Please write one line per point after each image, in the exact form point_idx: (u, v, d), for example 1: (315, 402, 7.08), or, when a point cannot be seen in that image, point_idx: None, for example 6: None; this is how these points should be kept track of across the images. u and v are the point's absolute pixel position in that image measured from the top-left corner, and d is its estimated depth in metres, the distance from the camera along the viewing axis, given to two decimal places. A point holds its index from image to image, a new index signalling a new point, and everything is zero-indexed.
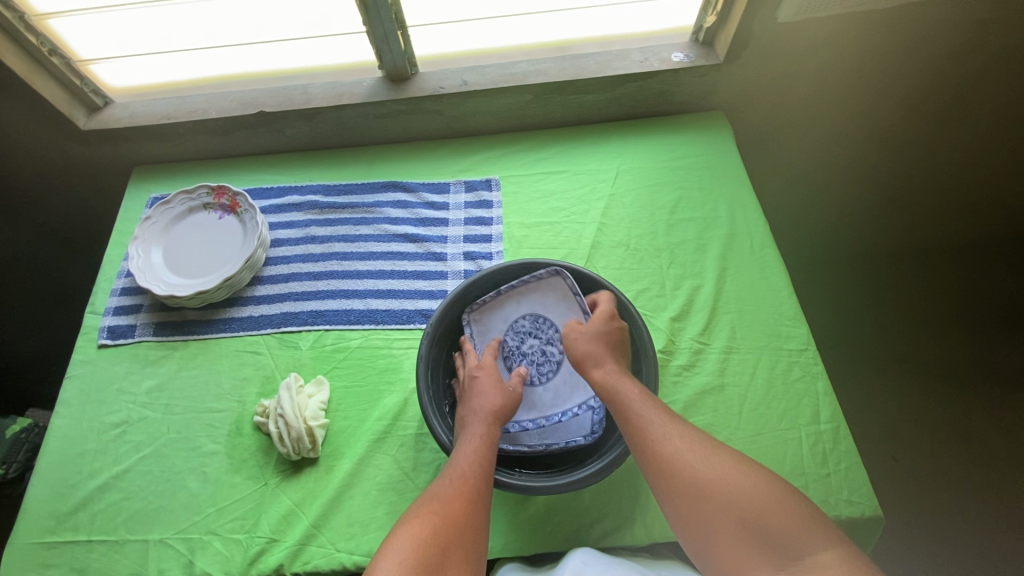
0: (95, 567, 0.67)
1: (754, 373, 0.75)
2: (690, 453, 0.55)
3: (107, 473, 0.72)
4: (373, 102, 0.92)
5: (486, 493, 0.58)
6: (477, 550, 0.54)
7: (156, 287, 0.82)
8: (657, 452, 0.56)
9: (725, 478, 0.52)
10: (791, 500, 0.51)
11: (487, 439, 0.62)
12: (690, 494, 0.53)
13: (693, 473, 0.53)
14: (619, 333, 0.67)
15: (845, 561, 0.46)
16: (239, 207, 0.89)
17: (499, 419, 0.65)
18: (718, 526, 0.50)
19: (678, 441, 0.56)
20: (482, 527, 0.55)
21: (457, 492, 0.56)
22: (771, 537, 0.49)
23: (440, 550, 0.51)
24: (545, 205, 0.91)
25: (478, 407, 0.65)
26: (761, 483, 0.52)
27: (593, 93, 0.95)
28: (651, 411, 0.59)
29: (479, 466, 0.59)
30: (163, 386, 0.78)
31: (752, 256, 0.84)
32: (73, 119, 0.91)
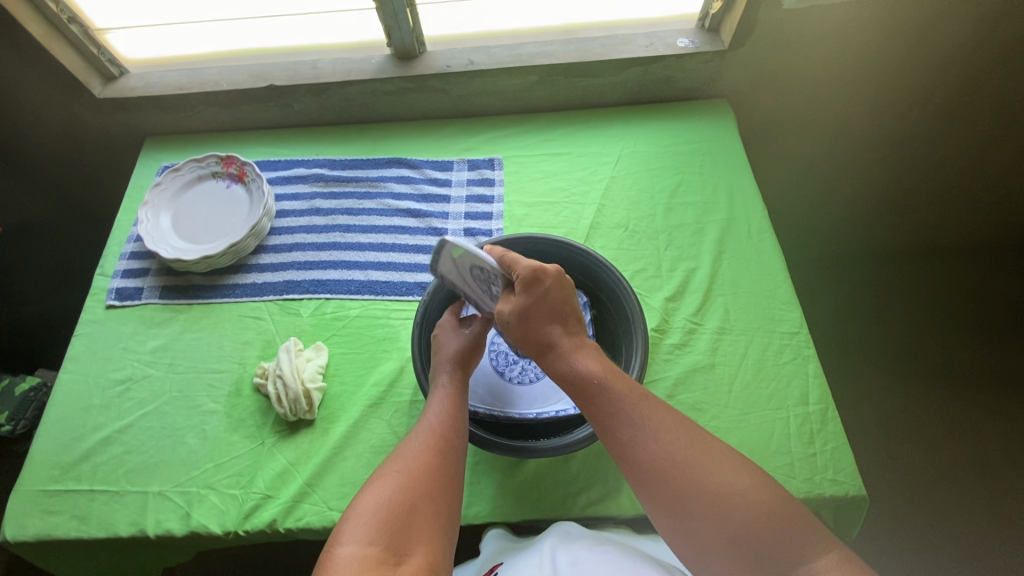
0: (95, 515, 0.69)
1: (745, 354, 0.76)
2: (674, 454, 0.52)
3: (111, 427, 0.75)
4: (381, 79, 0.94)
5: (456, 441, 0.60)
6: (450, 504, 0.55)
7: (164, 251, 0.84)
8: (640, 458, 0.53)
9: (712, 481, 0.50)
10: (782, 505, 0.49)
11: (456, 390, 0.64)
12: (676, 504, 0.50)
13: (678, 478, 0.51)
14: (553, 295, 0.61)
15: (841, 565, 0.47)
16: (247, 176, 0.90)
17: (464, 365, 0.67)
18: (707, 536, 0.49)
19: (660, 442, 0.53)
20: (452, 475, 0.57)
21: (424, 449, 0.58)
22: (761, 549, 0.48)
23: (408, 505, 0.52)
24: (546, 185, 0.92)
25: (445, 357, 0.67)
26: (752, 488, 0.50)
27: (598, 76, 0.96)
28: (631, 411, 0.55)
29: (445, 421, 0.61)
30: (167, 347, 0.80)
31: (749, 241, 0.85)
32: (89, 87, 0.93)
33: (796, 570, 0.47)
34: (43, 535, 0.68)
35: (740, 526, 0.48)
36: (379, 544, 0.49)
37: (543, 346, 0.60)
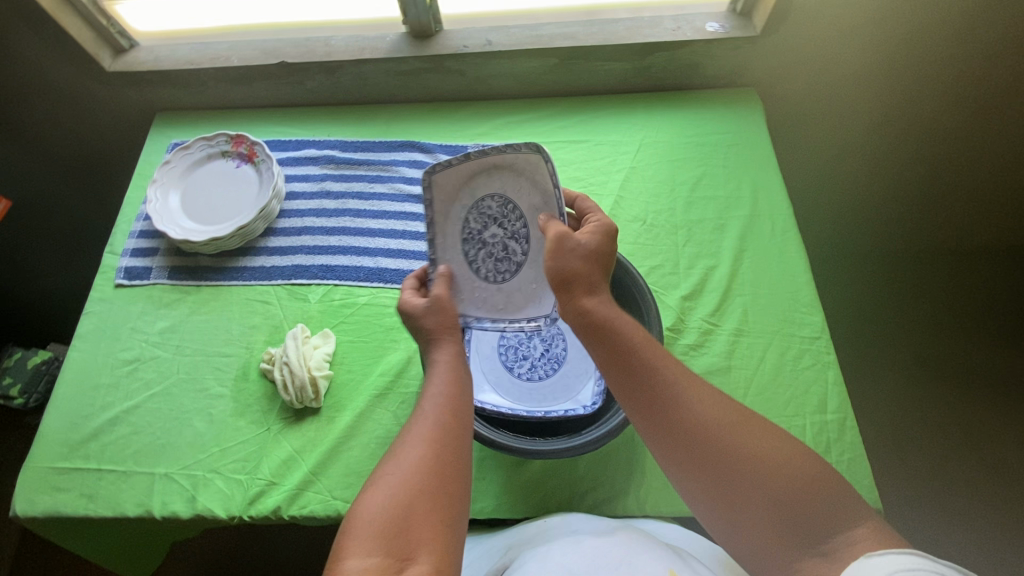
0: (102, 494, 0.70)
1: (763, 357, 0.74)
2: (706, 418, 0.50)
3: (118, 407, 0.75)
4: (395, 58, 0.90)
5: (458, 432, 0.54)
6: (457, 494, 0.50)
7: (172, 230, 0.82)
8: (671, 424, 0.51)
9: (749, 445, 0.48)
10: (821, 472, 0.47)
11: (456, 364, 0.60)
12: (710, 469, 0.48)
13: (712, 444, 0.48)
14: (612, 259, 0.63)
15: (882, 537, 0.43)
16: (257, 156, 0.88)
17: (454, 326, 0.63)
18: (749, 503, 0.46)
19: (695, 406, 0.51)
20: (456, 470, 0.52)
21: (424, 438, 0.53)
22: (803, 515, 0.45)
23: (407, 500, 0.47)
24: (562, 174, 0.89)
25: (434, 326, 0.62)
26: (791, 453, 0.47)
27: (619, 61, 0.92)
28: (668, 373, 0.53)
29: (446, 406, 0.56)
30: (175, 328, 0.80)
31: (772, 240, 0.82)
32: (98, 60, 0.91)
33: (838, 541, 0.43)
34: (51, 512, 0.69)
35: (780, 488, 0.46)
36: (381, 553, 0.44)
37: (590, 285, 0.59)
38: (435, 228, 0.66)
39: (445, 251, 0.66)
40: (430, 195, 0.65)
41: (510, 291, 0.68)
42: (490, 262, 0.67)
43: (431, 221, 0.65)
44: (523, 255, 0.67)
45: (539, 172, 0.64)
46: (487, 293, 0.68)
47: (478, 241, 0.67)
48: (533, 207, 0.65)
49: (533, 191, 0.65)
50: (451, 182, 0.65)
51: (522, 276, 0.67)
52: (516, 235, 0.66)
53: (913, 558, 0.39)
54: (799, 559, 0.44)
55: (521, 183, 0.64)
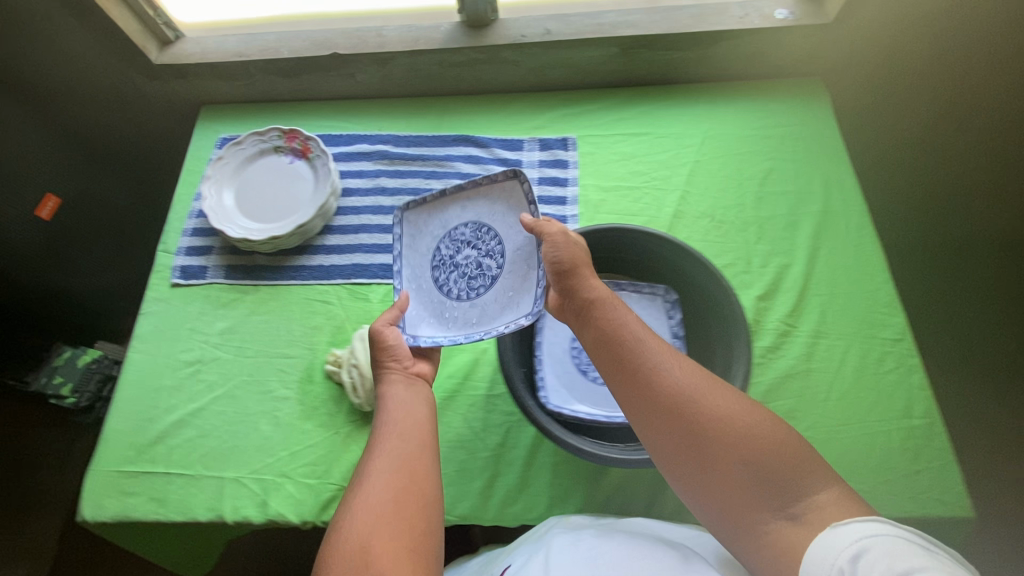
0: (172, 499, 0.69)
1: (843, 360, 0.72)
2: (681, 388, 0.49)
3: (183, 409, 0.74)
4: (450, 49, 0.87)
5: (419, 448, 0.57)
6: (427, 516, 0.52)
7: (229, 229, 0.81)
8: (645, 394, 0.50)
9: (722, 415, 0.47)
10: (791, 439, 0.46)
11: (405, 393, 0.62)
12: (685, 438, 0.48)
13: (687, 413, 0.48)
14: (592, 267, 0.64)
15: (846, 503, 0.43)
16: (311, 152, 0.85)
17: (403, 359, 0.64)
18: (716, 468, 0.46)
19: (670, 375, 0.50)
20: (420, 483, 0.54)
21: (385, 467, 0.54)
22: (770, 479, 0.44)
23: (374, 528, 0.49)
24: (625, 168, 0.86)
25: (377, 362, 0.64)
26: (761, 421, 0.47)
27: (683, 50, 0.88)
28: (643, 344, 0.53)
29: (401, 433, 0.57)
30: (235, 329, 0.78)
31: (846, 238, 0.79)
32: (145, 52, 0.89)
33: (800, 505, 0.43)
34: (122, 516, 0.68)
35: (746, 453, 0.45)
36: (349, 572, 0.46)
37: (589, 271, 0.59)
38: (411, 255, 0.70)
39: (415, 280, 0.70)
40: (402, 230, 0.70)
41: (484, 305, 0.68)
42: (462, 281, 0.69)
43: (402, 252, 0.70)
44: (497, 269, 0.69)
45: (515, 193, 0.68)
46: (458, 312, 0.69)
47: (452, 265, 0.70)
48: (508, 228, 0.69)
49: (510, 212, 0.69)
50: (423, 215, 0.71)
51: (496, 290, 0.68)
52: (490, 254, 0.69)
53: (880, 525, 0.41)
54: (768, 527, 0.44)
55: (494, 208, 0.70)
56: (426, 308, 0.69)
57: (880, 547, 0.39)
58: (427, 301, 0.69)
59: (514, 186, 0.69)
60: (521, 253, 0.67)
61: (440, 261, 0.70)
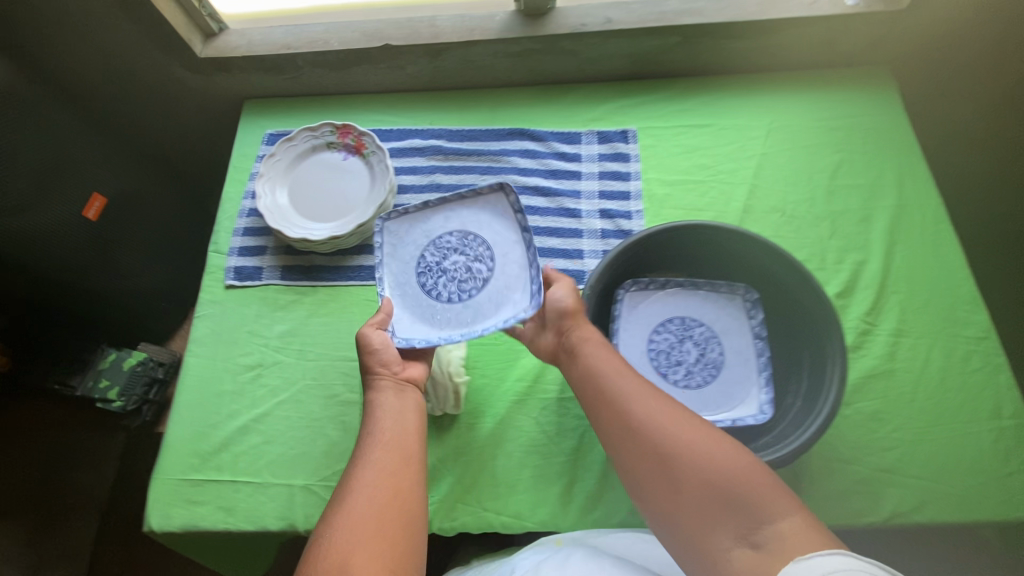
0: (241, 508, 0.67)
1: (927, 359, 0.70)
2: (646, 417, 0.50)
3: (246, 415, 0.72)
4: (507, 39, 0.84)
5: (409, 461, 0.55)
6: (408, 533, 0.51)
7: (285, 228, 0.78)
8: (613, 424, 0.52)
9: (685, 441, 0.48)
10: (756, 469, 0.46)
11: (394, 400, 0.60)
12: (649, 465, 0.48)
13: (651, 441, 0.49)
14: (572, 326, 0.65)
15: (808, 531, 0.42)
16: (366, 148, 0.83)
17: (392, 364, 0.63)
18: (676, 491, 0.46)
19: (639, 401, 0.52)
20: (402, 498, 0.53)
21: (370, 482, 0.53)
22: (729, 505, 0.44)
23: (353, 547, 0.48)
24: (688, 161, 0.84)
25: (366, 368, 0.63)
26: (725, 448, 0.47)
27: (748, 38, 0.85)
28: (615, 372, 0.55)
29: (387, 445, 0.56)
30: (295, 332, 0.76)
31: (923, 232, 0.77)
32: (190, 46, 0.86)
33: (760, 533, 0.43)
34: (190, 526, 0.66)
35: (706, 478, 0.45)
36: None
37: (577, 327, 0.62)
38: (393, 265, 0.71)
39: (398, 286, 0.70)
40: (383, 239, 0.71)
41: (476, 307, 0.68)
42: (451, 286, 0.69)
43: (383, 261, 0.71)
44: (487, 272, 0.69)
45: (501, 203, 0.71)
46: (449, 314, 0.68)
47: (440, 272, 0.70)
48: (492, 234, 0.70)
49: (496, 220, 0.71)
50: (404, 226, 0.72)
51: (487, 291, 0.68)
52: (477, 259, 0.70)
53: (842, 558, 0.38)
54: (733, 554, 0.43)
55: (477, 217, 0.72)
56: (414, 313, 0.69)
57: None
58: (415, 306, 0.69)
59: (500, 198, 0.71)
60: (511, 255, 0.69)
61: (427, 268, 0.70)
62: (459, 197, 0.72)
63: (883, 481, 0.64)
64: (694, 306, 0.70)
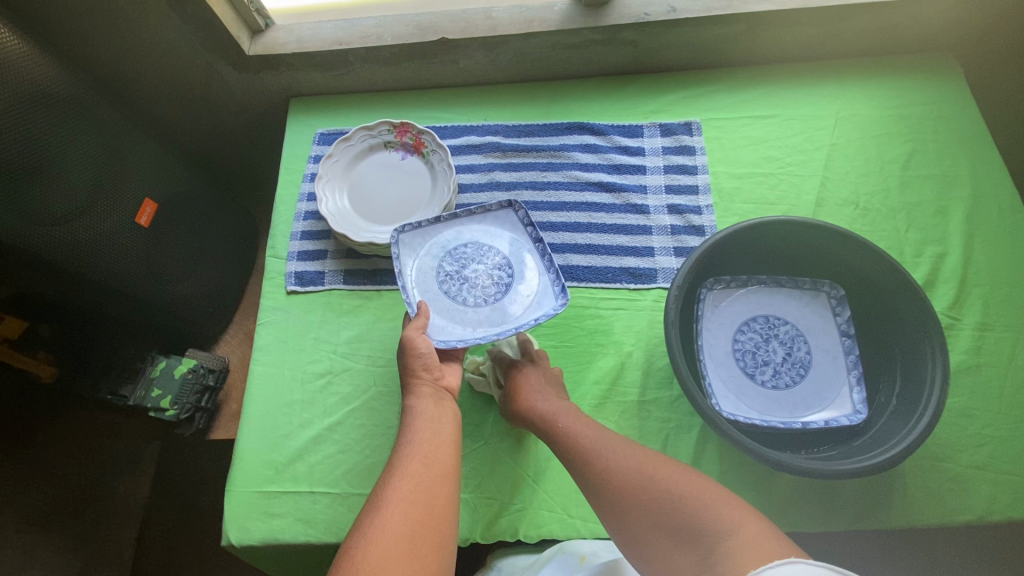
0: (321, 520, 0.66)
1: (1014, 353, 0.68)
2: (608, 462, 0.55)
3: (319, 424, 0.70)
4: (567, 31, 0.82)
5: (444, 473, 0.57)
6: (438, 553, 0.52)
7: (348, 232, 0.76)
8: (586, 480, 0.56)
9: (653, 492, 0.51)
10: (723, 505, 0.48)
11: (433, 409, 0.61)
12: (614, 509, 0.52)
13: (615, 486, 0.53)
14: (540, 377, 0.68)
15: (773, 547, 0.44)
16: (425, 146, 0.80)
17: (434, 368, 0.64)
18: (654, 541, 0.49)
19: (607, 461, 0.55)
20: (436, 510, 0.54)
21: (406, 492, 0.54)
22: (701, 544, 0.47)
23: (386, 556, 0.49)
24: (755, 153, 0.82)
25: (407, 371, 0.64)
26: (692, 493, 0.50)
27: (815, 25, 0.83)
28: (583, 434, 0.58)
29: (426, 457, 0.57)
30: (363, 337, 0.74)
31: (1002, 222, 0.75)
32: (238, 44, 0.83)
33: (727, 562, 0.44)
34: (270, 539, 0.65)
35: (677, 524, 0.49)
36: None
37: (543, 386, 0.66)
38: (413, 275, 0.69)
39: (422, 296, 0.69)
40: (399, 251, 0.70)
41: (504, 307, 0.67)
42: (476, 294, 0.68)
43: (404, 271, 0.69)
44: (510, 279, 0.69)
45: (510, 219, 0.72)
46: (479, 318, 0.67)
47: (463, 282, 0.69)
48: (508, 245, 0.71)
49: (509, 233, 0.72)
50: (419, 238, 0.71)
51: (512, 293, 0.68)
52: (497, 268, 0.69)
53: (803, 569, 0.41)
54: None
55: (488, 229, 0.72)
56: (442, 317, 0.67)
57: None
58: (442, 310, 0.68)
59: (509, 214, 0.72)
60: (529, 263, 0.69)
61: (451, 278, 0.69)
62: (467, 211, 0.72)
63: (977, 478, 0.63)
64: (777, 305, 0.69)
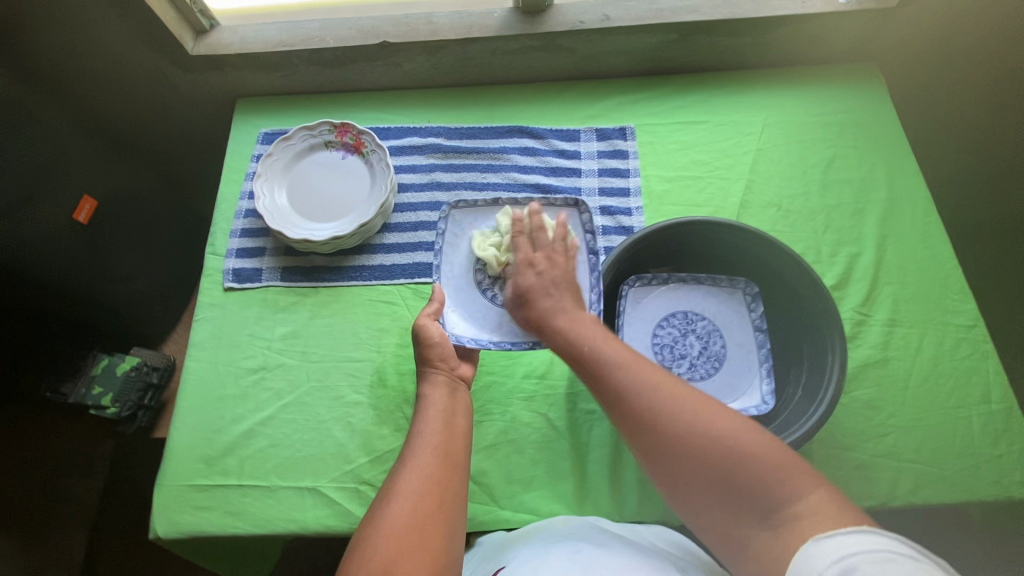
0: (250, 512, 0.66)
1: (919, 347, 0.72)
2: (665, 408, 0.48)
3: (250, 419, 0.71)
4: (505, 36, 0.84)
5: (455, 468, 0.55)
6: (447, 543, 0.49)
7: (286, 231, 0.77)
8: (626, 416, 0.49)
9: (701, 428, 0.46)
10: (782, 456, 0.44)
11: (446, 399, 0.61)
12: (661, 453, 0.47)
13: (658, 421, 0.47)
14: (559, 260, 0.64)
15: (833, 502, 0.42)
16: (365, 146, 0.82)
17: (448, 358, 0.65)
18: (696, 484, 0.45)
19: (652, 396, 0.49)
20: (448, 502, 0.51)
21: (416, 485, 0.51)
22: (750, 492, 0.43)
23: (401, 547, 0.46)
24: (686, 157, 0.85)
25: (423, 359, 0.64)
26: (747, 439, 0.45)
27: (743, 35, 0.86)
28: (623, 360, 0.52)
29: (438, 448, 0.55)
30: (298, 333, 0.76)
31: (914, 224, 0.79)
32: (181, 43, 0.84)
33: (780, 517, 0.42)
34: (196, 532, 0.65)
35: (727, 471, 0.44)
36: None
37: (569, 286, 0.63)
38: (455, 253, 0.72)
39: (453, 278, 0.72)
40: (445, 226, 0.73)
41: None
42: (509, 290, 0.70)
43: (442, 247, 0.72)
44: None
45: (573, 222, 0.72)
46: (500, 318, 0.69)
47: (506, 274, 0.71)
48: None
49: None
50: (469, 220, 0.74)
51: None
52: None
53: (882, 540, 0.38)
54: (754, 538, 0.43)
55: None
56: (461, 308, 0.70)
57: (889, 569, 0.36)
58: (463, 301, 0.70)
59: (573, 215, 0.72)
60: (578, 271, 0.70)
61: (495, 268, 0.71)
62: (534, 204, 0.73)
63: (882, 465, 0.66)
64: (696, 301, 0.72)
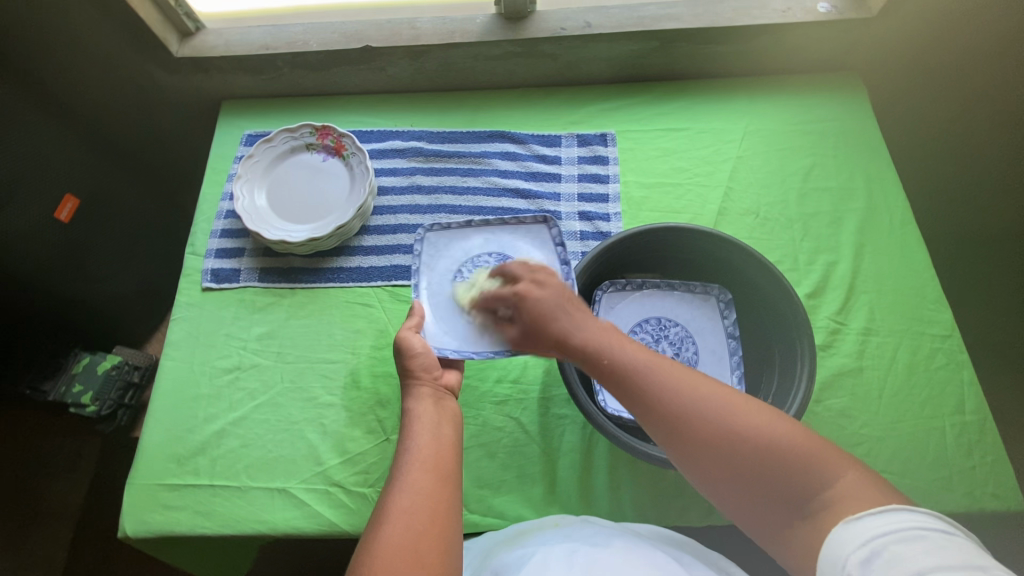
0: (219, 512, 0.66)
1: (894, 357, 0.72)
2: (694, 411, 0.48)
3: (223, 419, 0.71)
4: (487, 42, 0.85)
5: (447, 483, 0.54)
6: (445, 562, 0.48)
7: (264, 232, 0.77)
8: (657, 421, 0.49)
9: (733, 422, 0.46)
10: (814, 446, 0.44)
11: (432, 411, 0.60)
12: (696, 458, 0.47)
13: (690, 424, 0.47)
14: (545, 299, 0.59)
15: (865, 480, 0.42)
16: (345, 149, 0.83)
17: (431, 368, 0.63)
18: (732, 484, 0.45)
19: (681, 397, 0.49)
20: (441, 519, 0.51)
21: (407, 504, 0.51)
22: (787, 483, 0.44)
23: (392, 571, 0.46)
24: (666, 164, 0.85)
25: (406, 371, 0.63)
26: (777, 432, 0.45)
27: (725, 44, 0.87)
28: (646, 363, 0.51)
29: (426, 463, 0.54)
30: (274, 334, 0.76)
31: (891, 234, 0.79)
32: (167, 45, 0.85)
33: (819, 505, 0.42)
34: (165, 531, 0.65)
35: (762, 470, 0.44)
36: None
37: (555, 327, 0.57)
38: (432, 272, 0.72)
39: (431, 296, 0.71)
40: (422, 248, 0.73)
41: None
42: None
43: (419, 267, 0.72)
44: None
45: (542, 235, 0.73)
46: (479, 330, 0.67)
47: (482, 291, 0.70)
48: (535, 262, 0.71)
49: (536, 250, 0.73)
50: (444, 240, 0.73)
51: None
52: None
53: (907, 516, 0.38)
54: (797, 533, 0.43)
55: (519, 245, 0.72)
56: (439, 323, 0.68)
57: (917, 543, 0.37)
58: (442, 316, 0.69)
59: (542, 229, 0.73)
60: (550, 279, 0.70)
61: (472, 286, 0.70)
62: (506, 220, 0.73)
63: None
64: (669, 307, 0.72)
